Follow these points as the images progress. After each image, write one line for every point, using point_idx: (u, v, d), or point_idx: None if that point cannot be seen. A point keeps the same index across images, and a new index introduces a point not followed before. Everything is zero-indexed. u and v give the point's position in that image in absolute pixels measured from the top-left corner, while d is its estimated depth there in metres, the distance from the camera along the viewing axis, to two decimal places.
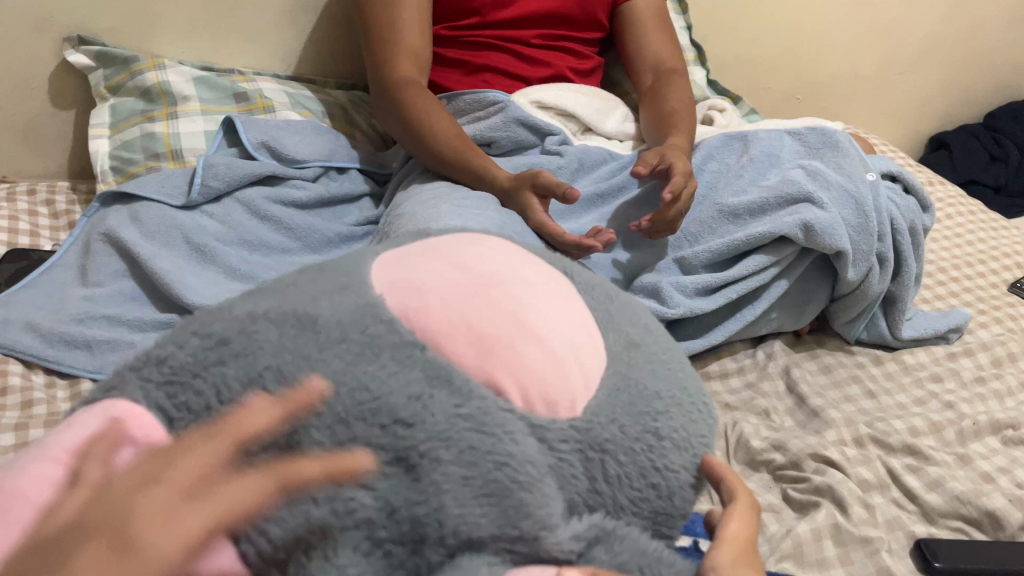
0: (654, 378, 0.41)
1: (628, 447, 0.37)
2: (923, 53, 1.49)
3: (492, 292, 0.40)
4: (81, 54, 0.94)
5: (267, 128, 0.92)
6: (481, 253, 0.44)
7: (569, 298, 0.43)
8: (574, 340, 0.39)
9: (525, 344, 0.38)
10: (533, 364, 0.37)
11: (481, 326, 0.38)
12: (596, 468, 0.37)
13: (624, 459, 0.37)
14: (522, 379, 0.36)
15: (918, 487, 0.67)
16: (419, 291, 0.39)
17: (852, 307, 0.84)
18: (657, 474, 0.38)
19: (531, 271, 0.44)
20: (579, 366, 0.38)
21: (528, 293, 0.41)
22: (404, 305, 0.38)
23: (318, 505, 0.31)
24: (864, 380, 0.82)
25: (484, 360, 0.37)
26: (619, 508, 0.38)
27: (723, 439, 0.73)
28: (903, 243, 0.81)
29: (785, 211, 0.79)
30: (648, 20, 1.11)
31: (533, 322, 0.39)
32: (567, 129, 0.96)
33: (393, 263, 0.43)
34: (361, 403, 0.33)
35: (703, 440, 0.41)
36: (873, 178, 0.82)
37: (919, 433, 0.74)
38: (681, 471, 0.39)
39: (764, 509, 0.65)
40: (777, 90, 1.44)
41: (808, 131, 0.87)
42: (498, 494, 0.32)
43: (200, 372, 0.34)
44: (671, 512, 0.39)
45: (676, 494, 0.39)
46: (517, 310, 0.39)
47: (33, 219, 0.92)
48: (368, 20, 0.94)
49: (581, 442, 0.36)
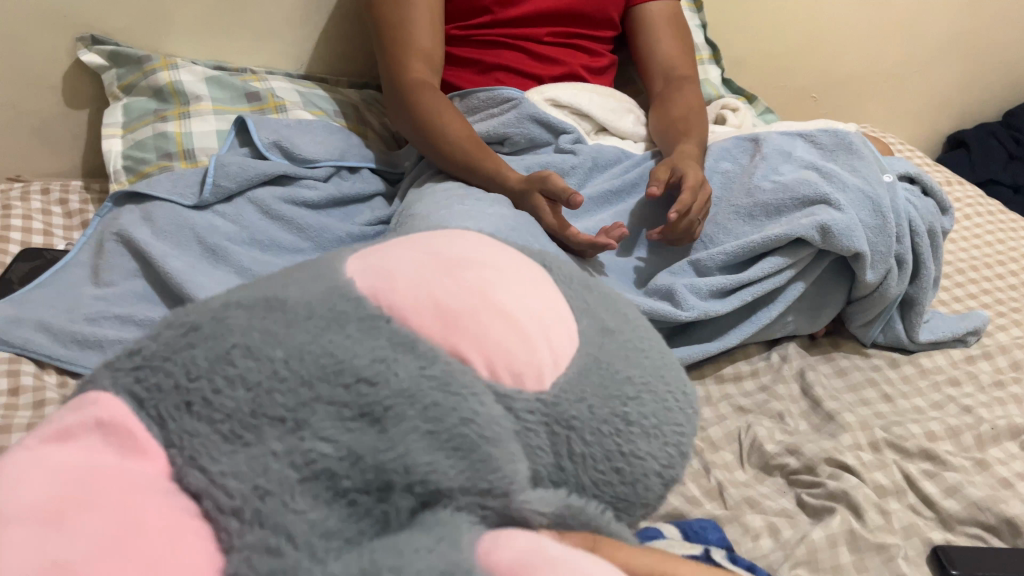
0: (629, 362, 0.37)
1: (597, 428, 0.35)
2: (941, 51, 1.47)
3: (461, 272, 0.37)
4: (94, 54, 0.94)
5: (278, 127, 0.92)
6: (460, 244, 0.42)
7: (545, 284, 0.39)
8: (550, 313, 0.37)
9: (490, 318, 0.35)
10: (497, 336, 0.34)
11: (446, 300, 0.35)
12: (561, 444, 0.34)
13: (590, 438, 0.35)
14: (486, 351, 0.34)
15: (935, 493, 0.66)
16: (389, 270, 0.37)
17: (869, 309, 0.83)
18: (624, 459, 0.35)
19: (509, 259, 0.41)
20: (548, 336, 0.36)
21: (499, 276, 0.38)
22: (373, 280, 0.36)
23: (277, 457, 0.28)
24: (880, 383, 0.81)
25: (448, 329, 0.34)
26: (581, 488, 0.35)
27: (737, 442, 0.72)
28: (922, 245, 0.81)
29: (802, 213, 0.78)
30: (662, 19, 1.10)
31: (500, 298, 0.36)
32: (580, 128, 0.95)
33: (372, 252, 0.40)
34: (322, 363, 0.30)
35: (679, 430, 0.38)
36: (890, 179, 0.81)
37: (936, 438, 0.73)
38: (649, 459, 0.36)
39: (778, 514, 0.64)
40: (792, 88, 1.42)
41: (822, 130, 0.86)
42: (466, 448, 0.30)
43: (171, 355, 0.30)
44: (632, 499, 0.37)
45: (642, 482, 0.36)
46: (485, 287, 0.37)
47: (47, 218, 0.92)
48: (379, 22, 0.94)
49: (547, 416, 0.34)
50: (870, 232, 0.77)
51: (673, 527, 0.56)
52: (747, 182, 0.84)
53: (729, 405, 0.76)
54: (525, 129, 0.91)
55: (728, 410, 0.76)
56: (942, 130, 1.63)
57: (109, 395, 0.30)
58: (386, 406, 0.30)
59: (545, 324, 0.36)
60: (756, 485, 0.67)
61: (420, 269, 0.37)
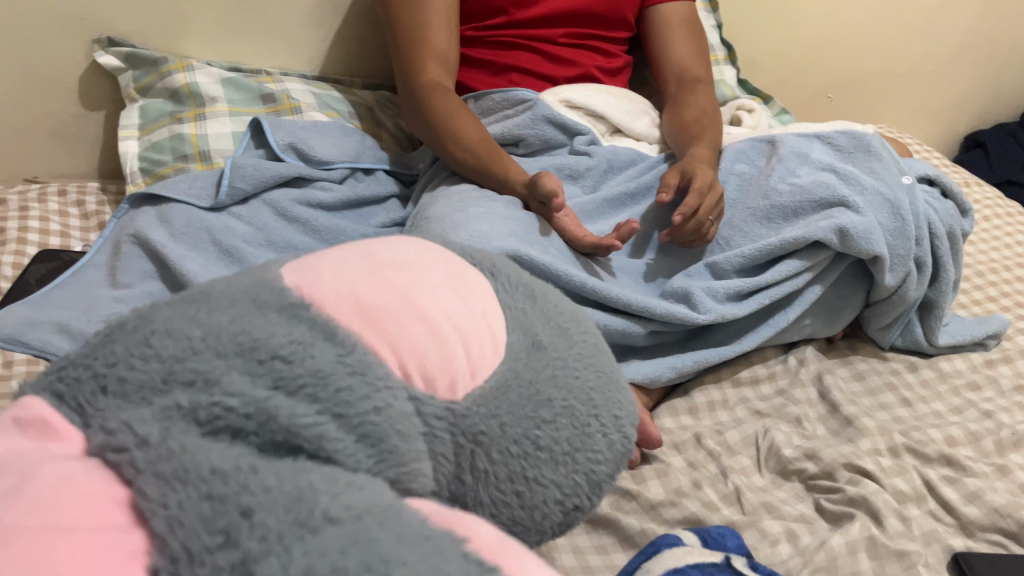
0: (563, 381, 0.33)
1: (505, 447, 0.31)
2: (958, 50, 1.46)
3: (388, 272, 0.34)
4: (111, 55, 0.95)
5: (294, 129, 0.92)
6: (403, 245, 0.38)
7: (481, 290, 0.35)
8: (488, 314, 0.33)
9: (411, 317, 0.31)
10: (415, 338, 0.31)
11: (367, 295, 0.32)
12: (464, 457, 0.31)
13: (497, 456, 0.31)
14: (405, 346, 0.31)
15: (955, 499, 0.66)
16: (314, 267, 0.34)
17: (888, 313, 0.82)
18: (528, 481, 0.31)
19: (450, 263, 0.36)
20: (469, 338, 0.32)
21: (428, 277, 0.34)
22: (298, 274, 0.33)
23: (180, 412, 0.26)
24: (899, 388, 0.80)
25: (359, 328, 0.31)
26: (478, 504, 0.31)
27: (754, 446, 0.71)
28: (942, 248, 0.80)
29: (819, 215, 0.77)
30: (678, 20, 1.09)
31: (424, 300, 0.33)
32: (595, 129, 0.95)
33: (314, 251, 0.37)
34: (238, 339, 0.28)
35: (594, 467, 0.33)
36: (909, 181, 0.80)
37: (956, 443, 0.72)
38: (554, 488, 0.32)
39: (797, 520, 0.63)
40: (808, 88, 1.42)
41: (839, 132, 0.85)
42: (376, 438, 0.28)
43: (93, 355, 0.29)
44: (528, 527, 0.33)
45: (540, 510, 0.32)
46: (414, 287, 0.33)
47: (64, 220, 0.92)
48: (395, 23, 0.94)
49: (454, 425, 0.30)
50: (888, 236, 0.77)
51: (691, 533, 0.56)
52: (763, 183, 0.83)
53: (746, 408, 0.76)
54: (540, 130, 0.90)
55: (745, 414, 0.75)
56: (959, 130, 1.62)
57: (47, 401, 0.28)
58: (302, 386, 0.27)
59: (480, 327, 0.33)
60: (774, 490, 0.67)
61: (348, 267, 0.34)
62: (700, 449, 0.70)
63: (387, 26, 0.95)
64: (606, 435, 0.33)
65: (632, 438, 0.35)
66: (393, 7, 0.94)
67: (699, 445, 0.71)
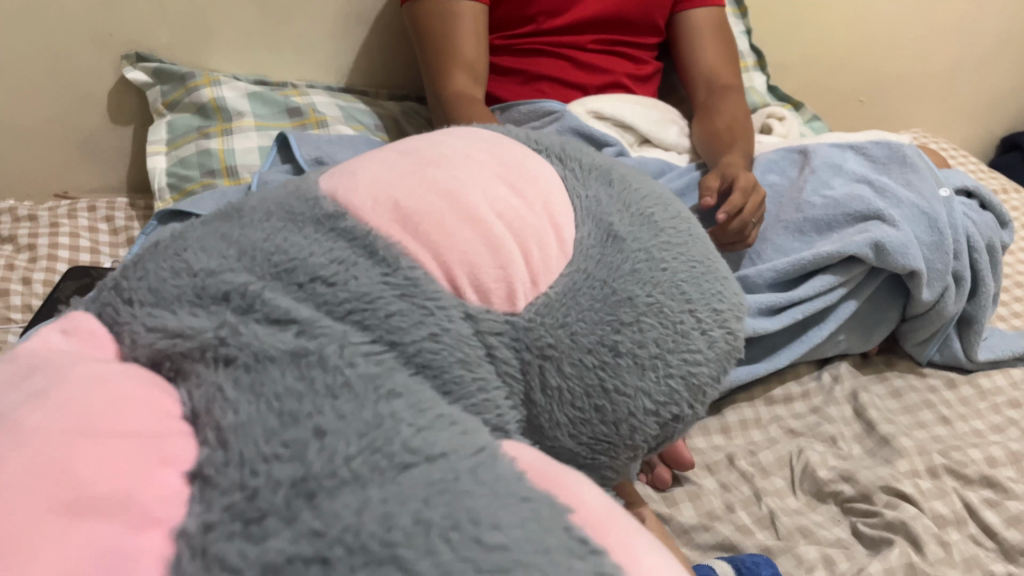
0: (634, 280, 0.35)
1: (575, 358, 0.34)
2: (994, 52, 1.43)
3: (431, 174, 0.37)
4: (138, 71, 0.95)
5: (319, 144, 0.91)
6: (448, 142, 0.41)
7: (537, 186, 0.38)
8: (547, 210, 0.37)
9: (458, 224, 0.35)
10: (468, 245, 0.34)
11: (411, 204, 0.35)
12: (533, 373, 0.33)
13: (569, 370, 0.33)
14: (449, 261, 0.34)
15: (996, 523, 0.64)
16: (355, 176, 0.37)
17: (925, 328, 0.80)
18: (604, 396, 0.34)
19: (494, 156, 0.39)
20: (528, 245, 0.35)
21: (469, 175, 0.37)
22: (337, 185, 0.37)
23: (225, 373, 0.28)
24: (937, 406, 0.78)
25: (403, 240, 0.34)
26: (555, 425, 0.34)
27: (789, 467, 0.70)
28: (981, 262, 0.78)
29: (854, 228, 0.76)
30: (706, 27, 1.08)
31: (470, 200, 0.36)
32: (623, 140, 0.93)
33: (366, 160, 0.40)
34: (277, 264, 0.32)
35: (689, 359, 0.35)
36: (947, 193, 0.78)
37: (997, 464, 0.70)
38: (639, 397, 0.34)
39: (833, 545, 0.62)
40: (839, 91, 1.39)
41: (874, 141, 0.83)
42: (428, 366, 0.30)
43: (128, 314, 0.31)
44: (619, 443, 0.35)
45: (628, 423, 0.34)
46: (460, 186, 0.36)
47: (93, 236, 0.93)
48: (423, 35, 0.93)
49: (516, 341, 0.33)
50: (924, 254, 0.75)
51: (725, 562, 0.55)
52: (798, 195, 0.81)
53: (779, 428, 0.74)
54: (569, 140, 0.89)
55: (778, 434, 0.74)
56: (996, 130, 1.58)
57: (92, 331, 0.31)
58: (349, 310, 0.30)
59: (540, 223, 0.36)
60: (809, 513, 0.66)
61: (413, 175, 0.37)
62: (733, 470, 0.69)
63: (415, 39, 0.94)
64: (701, 332, 0.35)
65: (736, 333, 0.37)
66: (420, 17, 0.93)
67: (732, 466, 0.69)
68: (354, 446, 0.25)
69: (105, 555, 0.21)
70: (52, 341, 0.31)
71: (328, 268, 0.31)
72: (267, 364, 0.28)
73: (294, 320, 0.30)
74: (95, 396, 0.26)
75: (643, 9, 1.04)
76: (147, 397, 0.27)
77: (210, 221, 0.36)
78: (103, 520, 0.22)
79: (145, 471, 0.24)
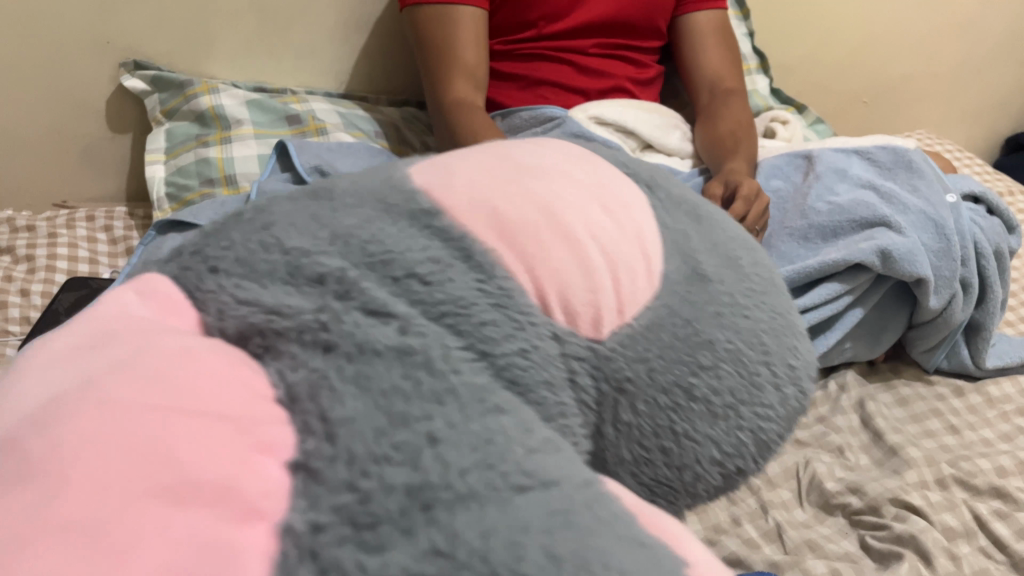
0: (718, 320, 0.31)
1: (652, 397, 0.29)
2: (999, 53, 1.42)
3: (523, 178, 0.33)
4: (137, 79, 0.95)
5: (318, 152, 0.90)
6: (533, 148, 0.36)
7: (630, 205, 0.33)
8: (642, 230, 0.32)
9: (548, 235, 0.30)
10: (561, 262, 0.29)
11: (500, 206, 0.30)
12: (606, 407, 0.29)
13: (642, 408, 0.29)
14: (537, 273, 0.29)
15: (1007, 536, 0.63)
16: (445, 169, 0.33)
17: (933, 335, 0.80)
18: (673, 438, 0.30)
19: (582, 167, 0.35)
20: (620, 267, 0.30)
21: (555, 182, 0.33)
22: (425, 176, 0.32)
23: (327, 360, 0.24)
24: (945, 414, 0.77)
25: (495, 243, 0.29)
26: (619, 462, 0.29)
27: (796, 478, 0.69)
28: (989, 268, 0.77)
29: (861, 235, 0.74)
30: (709, 29, 1.07)
31: (559, 211, 0.31)
32: (626, 146, 0.92)
33: (448, 155, 0.35)
34: (371, 251, 0.28)
35: (764, 412, 0.31)
36: (954, 199, 0.77)
37: (1007, 474, 0.69)
38: (710, 446, 0.30)
39: (842, 559, 0.61)
40: (843, 92, 1.38)
41: (879, 147, 0.82)
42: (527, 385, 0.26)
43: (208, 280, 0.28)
44: (679, 490, 0.31)
45: (691, 471, 0.30)
46: (553, 198, 0.32)
47: (92, 246, 0.92)
48: (423, 41, 0.92)
49: (596, 371, 0.29)
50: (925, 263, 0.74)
51: None
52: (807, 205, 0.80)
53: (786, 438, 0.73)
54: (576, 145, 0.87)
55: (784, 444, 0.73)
56: (1000, 131, 1.57)
57: (175, 293, 0.28)
58: (442, 313, 0.26)
59: (633, 250, 0.31)
60: (817, 526, 0.65)
61: (499, 183, 0.32)
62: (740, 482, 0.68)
63: (415, 45, 0.93)
64: (777, 387, 0.32)
65: (810, 394, 0.34)
66: (418, 23, 0.92)
67: None
68: (468, 459, 0.22)
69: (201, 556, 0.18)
70: (131, 295, 0.28)
71: (426, 266, 0.27)
72: (372, 358, 0.24)
73: (392, 314, 0.26)
74: (184, 370, 0.23)
75: (645, 12, 1.03)
76: (237, 374, 0.24)
77: (298, 197, 0.31)
78: (209, 513, 0.19)
79: (244, 457, 0.21)
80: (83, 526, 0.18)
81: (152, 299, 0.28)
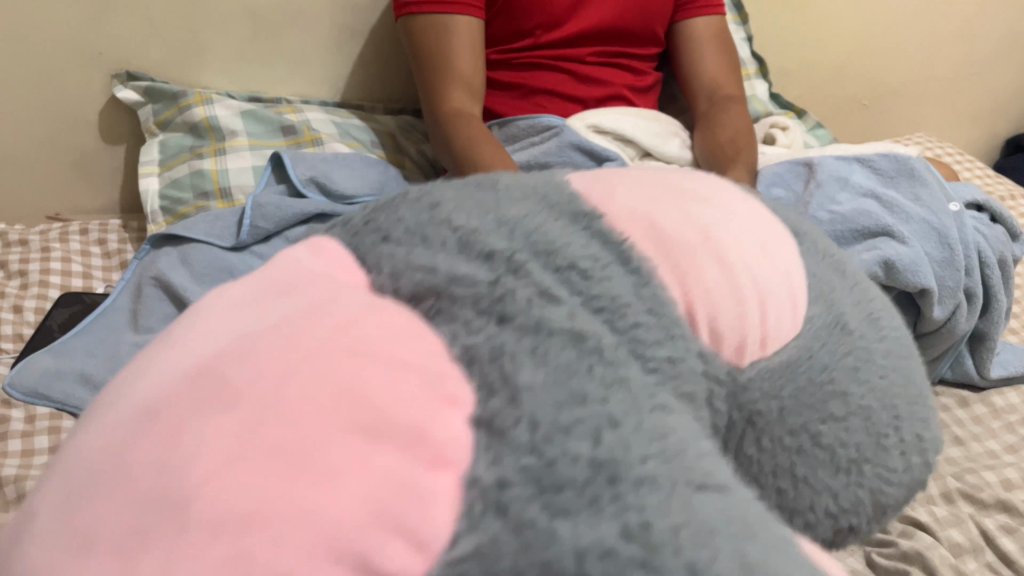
0: (852, 373, 0.34)
1: (777, 435, 0.32)
2: (999, 53, 1.41)
3: (688, 208, 0.37)
4: (130, 90, 0.94)
5: (315, 162, 0.89)
6: (697, 182, 0.40)
7: (780, 245, 0.37)
8: (791, 276, 0.35)
9: (702, 261, 0.33)
10: (711, 288, 0.32)
11: (663, 231, 0.34)
12: (734, 434, 0.31)
13: (767, 443, 0.32)
14: (690, 295, 0.32)
15: (1014, 551, 0.61)
16: (608, 188, 0.37)
17: (937, 346, 0.78)
18: (791, 479, 0.32)
19: (742, 207, 0.39)
20: (767, 302, 0.34)
21: (717, 219, 0.36)
22: (590, 188, 0.37)
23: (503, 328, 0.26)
24: (949, 425, 0.77)
25: (655, 258, 0.33)
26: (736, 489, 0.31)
27: None
28: (993, 278, 0.76)
29: (863, 245, 0.73)
30: (707, 35, 1.06)
31: (721, 242, 0.35)
32: (624, 155, 0.91)
33: (604, 174, 0.40)
34: (534, 241, 0.30)
35: (883, 475, 0.33)
36: (956, 208, 0.76)
37: (1013, 487, 0.68)
38: (823, 494, 0.32)
39: None
40: (842, 95, 1.37)
41: (880, 155, 0.81)
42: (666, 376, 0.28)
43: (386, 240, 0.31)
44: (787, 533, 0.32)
45: (801, 516, 0.32)
46: (714, 228, 0.35)
47: (86, 259, 0.91)
48: (419, 51, 0.91)
49: (732, 390, 0.31)
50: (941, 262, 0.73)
51: None
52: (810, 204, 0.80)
53: None
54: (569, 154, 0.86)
55: None
56: (1000, 132, 1.56)
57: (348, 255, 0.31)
58: (599, 304, 0.29)
59: (781, 288, 0.34)
60: None
61: (675, 219, 0.36)
62: None
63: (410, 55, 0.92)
64: (904, 455, 0.34)
65: (932, 465, 0.36)
66: (415, 32, 0.91)
67: None
68: (646, 449, 0.23)
69: (397, 494, 0.21)
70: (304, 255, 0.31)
71: (587, 261, 0.30)
72: (545, 335, 0.26)
73: (558, 296, 0.28)
74: (372, 324, 0.25)
75: (642, 18, 1.02)
76: (418, 330, 0.26)
77: (466, 184, 0.35)
78: (399, 454, 0.22)
79: (432, 404, 0.23)
80: (284, 462, 0.21)
81: (324, 256, 0.31)
